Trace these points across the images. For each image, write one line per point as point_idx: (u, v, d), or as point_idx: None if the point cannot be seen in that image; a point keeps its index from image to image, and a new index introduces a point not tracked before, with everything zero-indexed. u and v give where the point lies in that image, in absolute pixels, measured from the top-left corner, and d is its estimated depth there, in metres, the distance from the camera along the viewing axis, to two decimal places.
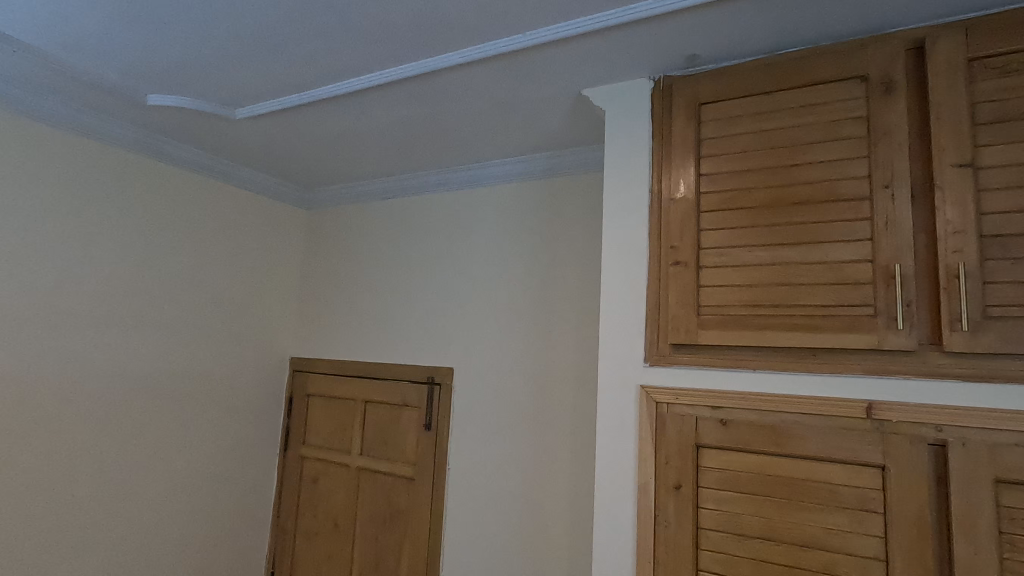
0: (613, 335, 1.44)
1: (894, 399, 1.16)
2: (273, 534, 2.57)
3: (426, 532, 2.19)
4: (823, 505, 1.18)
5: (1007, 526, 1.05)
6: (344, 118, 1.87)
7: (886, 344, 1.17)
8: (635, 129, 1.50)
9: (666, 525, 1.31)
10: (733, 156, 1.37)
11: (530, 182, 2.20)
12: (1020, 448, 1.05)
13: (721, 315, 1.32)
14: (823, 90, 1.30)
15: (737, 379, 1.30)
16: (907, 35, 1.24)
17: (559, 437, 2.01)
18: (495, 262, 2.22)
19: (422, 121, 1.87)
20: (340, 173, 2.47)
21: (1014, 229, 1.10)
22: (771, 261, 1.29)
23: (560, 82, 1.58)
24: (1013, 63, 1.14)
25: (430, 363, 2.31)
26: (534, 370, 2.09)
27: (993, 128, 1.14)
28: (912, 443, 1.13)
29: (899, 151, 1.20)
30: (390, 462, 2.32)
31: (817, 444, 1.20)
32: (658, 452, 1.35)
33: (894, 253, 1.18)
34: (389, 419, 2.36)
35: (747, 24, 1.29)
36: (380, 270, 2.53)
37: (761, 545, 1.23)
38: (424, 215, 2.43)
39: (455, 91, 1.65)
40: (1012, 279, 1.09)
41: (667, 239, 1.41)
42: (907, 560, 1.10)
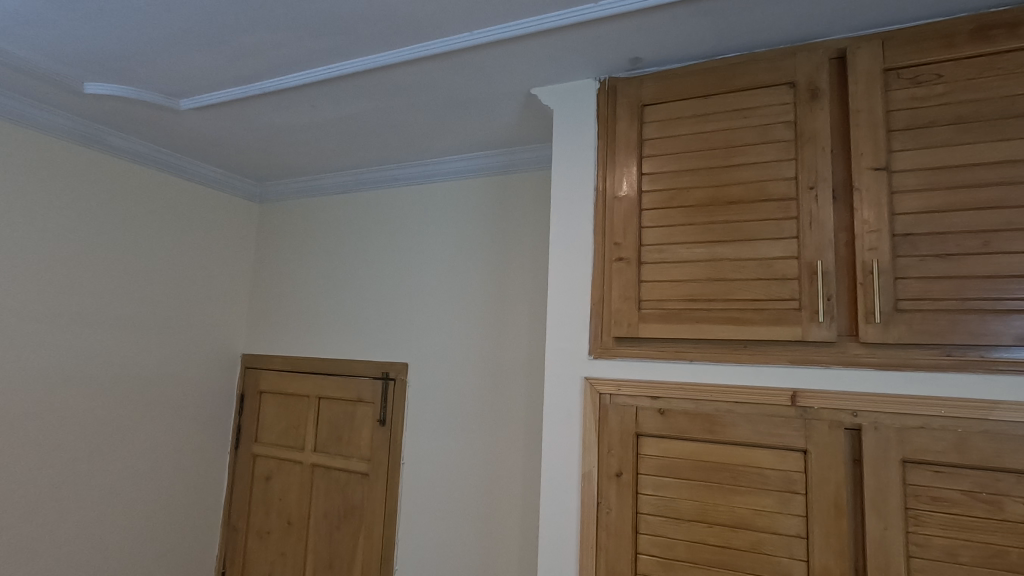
0: (559, 328, 1.49)
1: (816, 387, 1.23)
2: (225, 534, 2.54)
3: (381, 526, 2.20)
4: (752, 488, 1.25)
5: (913, 503, 1.13)
6: (294, 111, 1.86)
7: (809, 336, 1.24)
8: (581, 128, 1.55)
9: (608, 511, 1.37)
10: (673, 157, 1.43)
11: (484, 179, 2.22)
12: (925, 431, 1.14)
13: (662, 309, 1.38)
14: (755, 95, 1.37)
15: (675, 370, 1.36)
16: (832, 45, 1.32)
17: (512, 430, 2.04)
18: (450, 259, 2.24)
19: (375, 118, 1.89)
20: (295, 167, 2.45)
21: (923, 227, 1.18)
22: (707, 257, 1.36)
23: (509, 80, 1.62)
24: (924, 74, 1.22)
25: (384, 358, 2.32)
26: (487, 365, 2.12)
27: (906, 134, 1.22)
28: (832, 428, 1.21)
29: (823, 154, 1.28)
30: (344, 459, 2.32)
31: (746, 431, 1.27)
32: (602, 441, 1.40)
33: (818, 250, 1.25)
34: (345, 414, 2.36)
35: (685, 30, 1.35)
36: (335, 265, 2.51)
37: (695, 528, 1.29)
38: (379, 211, 2.43)
39: (404, 86, 1.66)
40: (921, 274, 1.17)
41: (610, 235, 1.46)
42: (824, 537, 1.18)
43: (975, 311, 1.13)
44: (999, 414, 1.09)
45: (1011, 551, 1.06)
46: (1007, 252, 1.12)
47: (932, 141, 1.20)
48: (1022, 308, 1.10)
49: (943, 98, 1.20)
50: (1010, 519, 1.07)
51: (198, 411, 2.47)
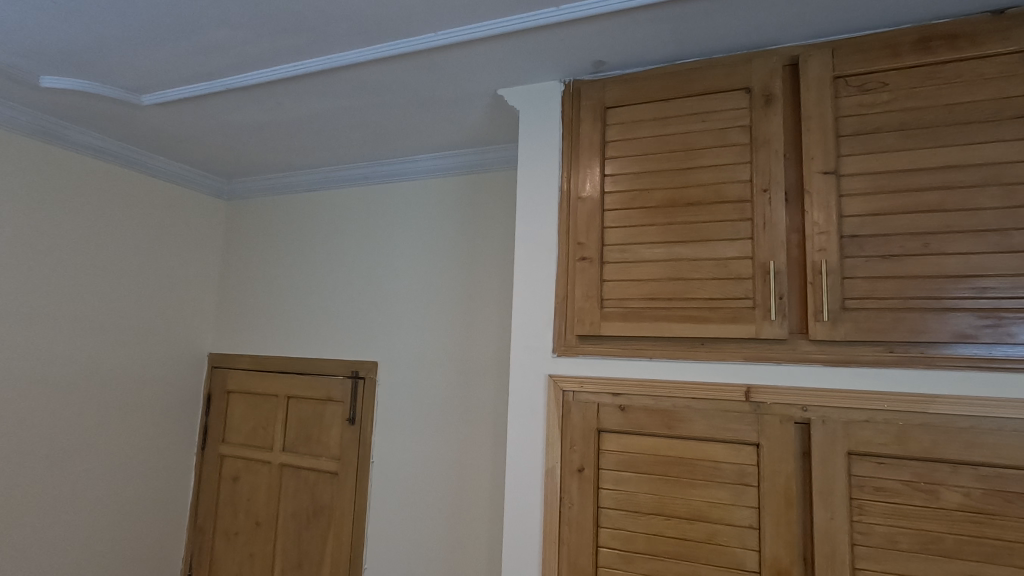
0: (523, 326, 1.51)
1: (768, 383, 1.28)
2: (191, 536, 2.50)
3: (350, 525, 2.20)
4: (708, 481, 1.29)
5: (857, 493, 1.18)
6: (259, 108, 1.85)
7: (762, 334, 1.28)
8: (546, 130, 1.57)
9: (570, 506, 1.40)
10: (635, 159, 1.46)
11: (454, 178, 2.23)
12: (870, 424, 1.19)
13: (623, 308, 1.42)
14: (713, 100, 1.41)
15: (635, 368, 1.39)
16: (785, 52, 1.36)
17: (480, 426, 2.06)
18: (420, 257, 2.25)
19: (343, 116, 1.88)
20: (263, 164, 2.42)
21: (868, 229, 1.24)
22: (667, 257, 1.39)
23: (475, 81, 1.63)
24: (871, 82, 1.28)
25: (354, 357, 2.31)
26: (456, 362, 2.13)
27: (853, 140, 1.27)
28: (782, 422, 1.25)
29: (776, 158, 1.32)
30: (313, 458, 2.30)
31: (702, 425, 1.31)
32: (565, 437, 1.43)
33: (770, 251, 1.30)
34: (313, 413, 2.35)
35: (645, 35, 1.38)
36: (304, 264, 2.49)
37: (654, 520, 1.32)
38: (349, 209, 2.42)
39: (370, 85, 1.66)
40: (866, 274, 1.23)
41: (574, 236, 1.49)
42: (774, 527, 1.22)
43: (915, 309, 1.18)
44: (937, 408, 1.14)
45: (947, 538, 1.12)
46: (945, 253, 1.18)
47: (878, 146, 1.25)
48: (959, 306, 1.15)
49: (888, 105, 1.26)
50: (946, 507, 1.12)
51: (163, 411, 2.43)
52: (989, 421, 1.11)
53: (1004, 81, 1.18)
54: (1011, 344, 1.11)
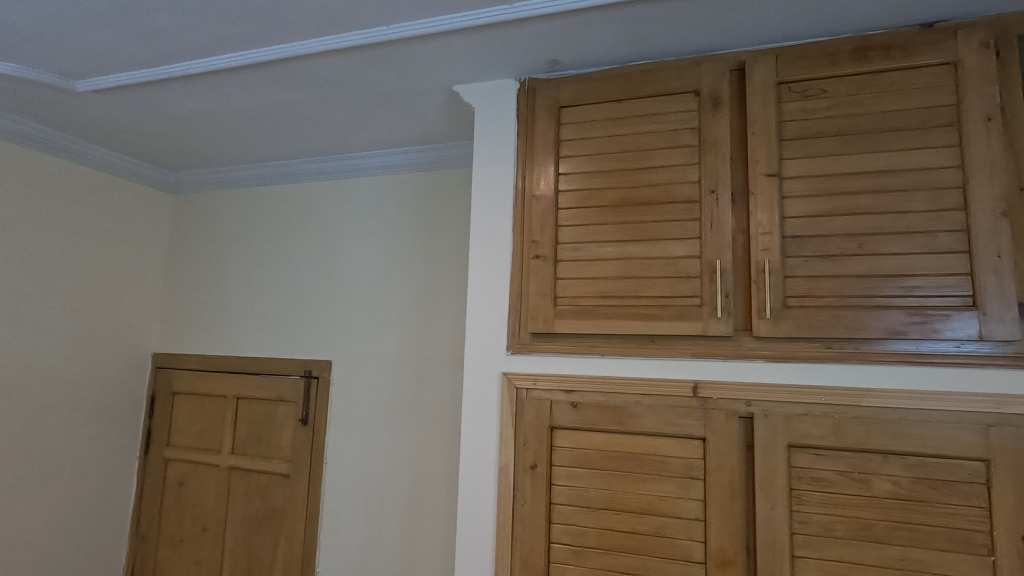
0: (478, 323, 1.51)
1: (715, 378, 1.31)
2: (134, 543, 2.39)
3: (302, 528, 2.15)
4: (657, 476, 1.32)
5: (797, 484, 1.23)
6: (204, 98, 1.78)
7: (709, 331, 1.32)
8: (501, 127, 1.57)
9: (523, 503, 1.40)
10: (588, 158, 1.48)
11: (411, 175, 2.21)
12: (808, 417, 1.24)
13: (576, 306, 1.43)
14: (663, 102, 1.43)
15: (588, 364, 1.41)
16: (733, 57, 1.40)
17: (436, 424, 2.05)
18: (376, 254, 2.22)
19: (295, 108, 1.83)
20: (212, 157, 2.33)
21: (809, 230, 1.28)
22: (619, 255, 1.41)
23: (430, 77, 1.61)
24: (812, 88, 1.33)
25: (306, 356, 2.26)
26: (411, 359, 2.11)
27: (796, 144, 1.32)
28: (727, 417, 1.29)
29: (724, 160, 1.36)
30: (263, 460, 2.24)
31: (651, 421, 1.33)
32: (518, 434, 1.43)
33: (717, 250, 1.33)
34: (264, 414, 2.28)
35: (598, 36, 1.39)
36: (256, 261, 2.42)
37: (605, 515, 1.34)
38: (302, 204, 2.36)
39: (322, 77, 1.63)
40: (806, 273, 1.27)
41: (528, 233, 1.49)
42: (720, 519, 1.26)
43: (851, 307, 1.23)
44: (870, 400, 1.20)
45: (878, 524, 1.17)
46: (879, 254, 1.23)
47: (818, 150, 1.30)
48: (890, 304, 1.21)
49: (827, 111, 1.31)
50: (877, 494, 1.18)
51: (102, 414, 2.31)
52: (916, 412, 1.17)
53: (933, 91, 1.25)
54: (937, 340, 1.18)
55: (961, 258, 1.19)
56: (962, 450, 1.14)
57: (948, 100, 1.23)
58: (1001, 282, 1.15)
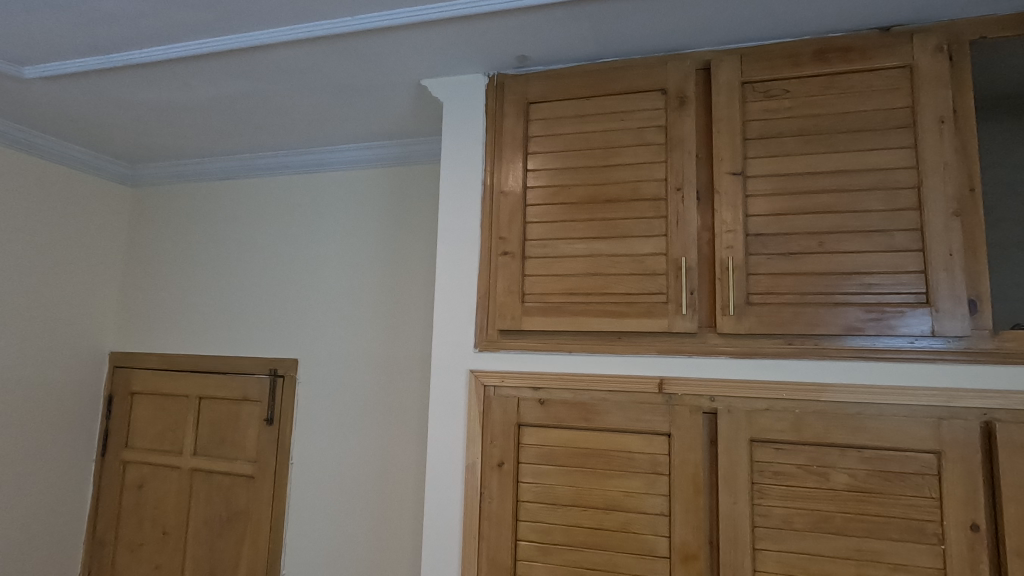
0: (445, 321, 1.49)
1: (680, 374, 1.32)
2: (90, 549, 2.31)
3: (267, 530, 2.10)
4: (622, 472, 1.32)
5: (758, 478, 1.25)
6: (162, 88, 1.72)
7: (674, 327, 1.33)
8: (470, 123, 1.56)
9: (489, 501, 1.39)
10: (556, 155, 1.48)
11: (380, 171, 2.17)
12: (770, 412, 1.26)
13: (543, 303, 1.43)
14: (632, 99, 1.44)
15: (556, 361, 1.41)
16: (699, 57, 1.42)
17: (405, 423, 2.03)
18: (343, 251, 2.18)
19: (258, 101, 1.79)
20: (172, 149, 2.26)
21: (772, 228, 1.30)
22: (586, 252, 1.42)
23: (397, 70, 1.59)
24: (775, 89, 1.35)
25: (271, 355, 2.21)
26: (379, 358, 2.09)
27: (759, 143, 1.34)
28: (692, 412, 1.30)
29: (689, 158, 1.37)
30: (226, 461, 2.18)
31: (618, 417, 1.34)
32: (485, 432, 1.42)
33: (683, 247, 1.34)
34: (227, 414, 2.22)
35: (566, 32, 1.39)
36: (218, 257, 2.35)
37: (571, 512, 1.34)
38: (267, 200, 2.31)
39: (285, 69, 1.58)
40: (769, 271, 1.29)
41: (496, 230, 1.49)
42: (684, 514, 1.27)
43: (811, 303, 1.26)
44: (829, 395, 1.23)
45: (835, 516, 1.20)
46: (838, 252, 1.26)
47: (781, 150, 1.32)
48: (849, 301, 1.24)
49: (790, 111, 1.33)
50: (835, 487, 1.21)
51: (55, 415, 2.22)
52: (873, 407, 1.20)
53: (889, 93, 1.28)
54: (892, 336, 1.21)
55: (915, 256, 1.22)
56: (916, 443, 1.17)
57: (904, 102, 1.26)
58: (952, 280, 1.19)
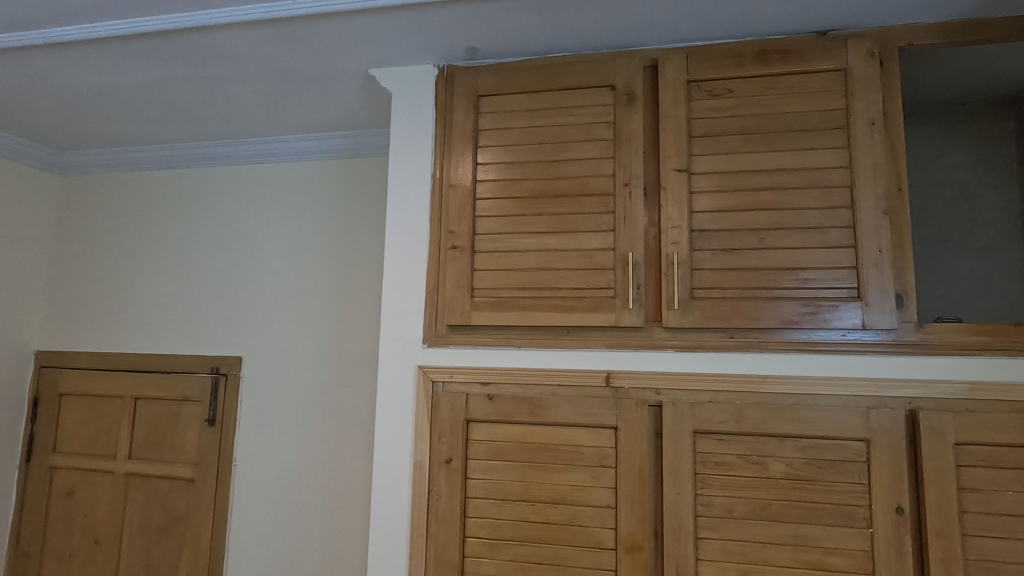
0: (394, 316, 1.46)
1: (627, 368, 1.34)
2: (13, 561, 2.16)
3: (208, 536, 2.02)
4: (571, 465, 1.33)
5: (701, 469, 1.27)
6: (89, 70, 1.62)
7: (622, 321, 1.34)
8: (419, 115, 1.53)
9: (437, 499, 1.37)
10: (506, 149, 1.46)
11: (328, 163, 2.11)
12: (713, 404, 1.28)
13: (493, 298, 1.41)
14: (581, 95, 1.44)
15: (505, 356, 1.40)
16: (647, 54, 1.43)
17: (355, 424, 1.98)
18: (290, 246, 2.11)
19: (195, 86, 1.71)
20: (104, 136, 2.13)
21: (715, 224, 1.33)
22: (536, 247, 1.41)
23: (345, 58, 1.54)
24: (719, 88, 1.38)
25: (213, 353, 2.12)
26: (327, 357, 2.03)
27: (704, 140, 1.37)
28: (638, 405, 1.31)
29: (637, 154, 1.38)
30: (164, 465, 2.07)
31: (566, 411, 1.34)
32: (434, 428, 1.40)
33: (630, 243, 1.36)
34: (165, 415, 2.11)
35: (515, 26, 1.38)
36: (156, 252, 2.24)
37: (520, 507, 1.34)
38: (209, 192, 2.21)
39: (226, 53, 1.52)
40: (712, 266, 1.32)
41: (445, 224, 1.46)
42: (630, 505, 1.29)
43: (752, 298, 1.29)
44: (768, 387, 1.26)
45: (773, 503, 1.24)
46: (777, 247, 1.30)
47: (725, 148, 1.35)
48: (787, 296, 1.28)
49: (732, 110, 1.36)
50: (772, 476, 1.24)
51: None
52: (809, 397, 1.25)
53: (826, 95, 1.32)
54: (826, 329, 1.26)
55: (848, 252, 1.27)
56: (848, 432, 1.22)
57: (839, 104, 1.31)
58: (881, 275, 1.24)
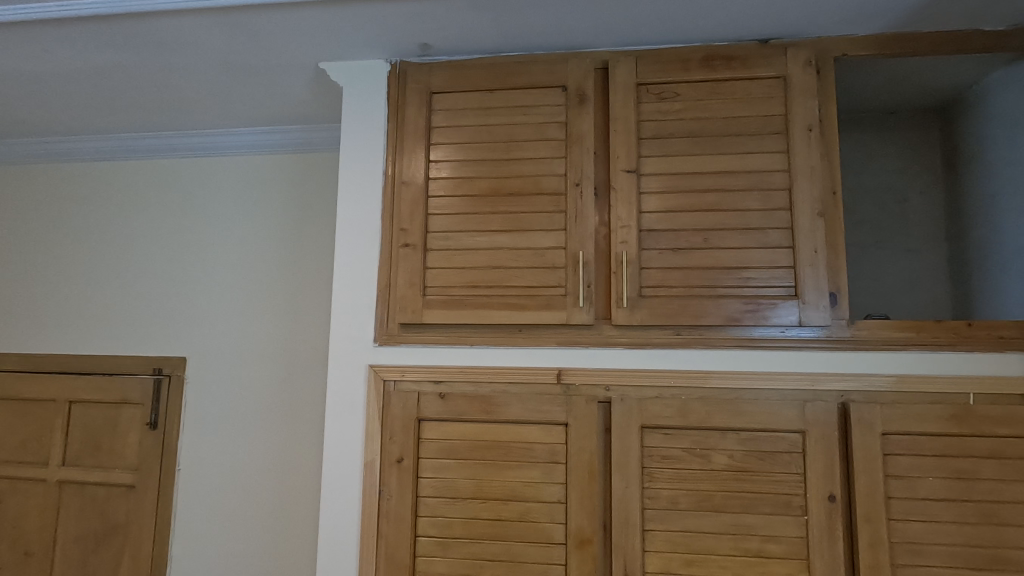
0: (345, 316, 1.44)
1: (577, 365, 1.36)
2: None
3: (150, 544, 1.94)
4: (522, 462, 1.34)
5: (648, 462, 1.31)
6: (14, 54, 1.52)
7: (572, 319, 1.36)
8: (371, 110, 1.51)
9: (388, 499, 1.36)
10: (459, 146, 1.46)
11: (277, 157, 2.06)
12: (660, 400, 1.32)
13: (445, 296, 1.41)
14: (534, 95, 1.45)
15: (457, 354, 1.40)
16: (598, 56, 1.45)
17: (305, 425, 1.94)
18: (238, 243, 2.04)
19: (133, 74, 1.63)
20: (34, 125, 2.01)
21: (663, 224, 1.37)
22: (489, 245, 1.42)
23: (294, 51, 1.51)
24: (667, 91, 1.41)
25: (155, 353, 2.03)
26: (277, 357, 1.98)
27: (652, 142, 1.40)
28: (588, 402, 1.34)
29: (587, 155, 1.40)
30: (102, 471, 1.98)
31: (517, 409, 1.35)
32: (385, 428, 1.39)
33: (581, 241, 1.38)
34: (103, 419, 2.01)
35: (467, 23, 1.38)
36: (93, 248, 2.13)
37: (471, 504, 1.34)
38: (150, 185, 2.12)
39: (167, 41, 1.46)
40: (660, 265, 1.36)
41: (397, 221, 1.45)
42: (579, 500, 1.31)
43: (697, 296, 1.33)
44: (712, 382, 1.31)
45: (716, 494, 1.28)
46: (721, 247, 1.34)
47: (673, 150, 1.39)
48: (729, 294, 1.32)
49: (679, 113, 1.40)
50: (715, 467, 1.29)
51: None
52: (750, 392, 1.30)
53: (767, 101, 1.38)
54: (766, 326, 1.31)
55: (786, 252, 1.32)
56: (786, 424, 1.27)
57: (779, 110, 1.37)
58: (817, 274, 1.30)
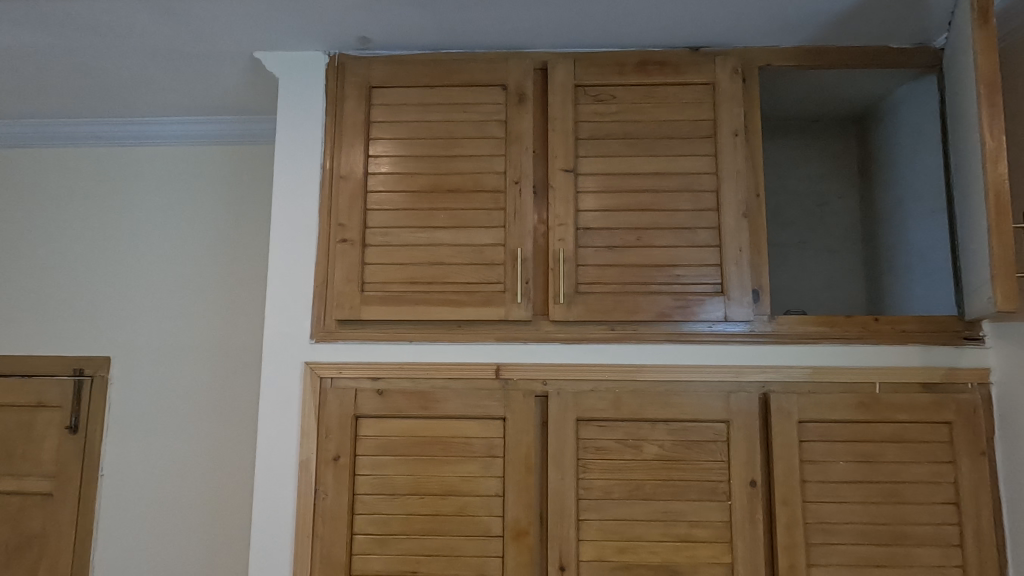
0: (280, 312, 1.41)
1: (515, 360, 1.38)
2: None
3: (69, 555, 1.83)
4: (460, 457, 1.35)
5: (583, 454, 1.34)
6: None
7: (511, 315, 1.38)
8: (308, 103, 1.48)
9: (324, 498, 1.34)
10: (399, 142, 1.45)
11: (210, 149, 1.99)
12: (594, 393, 1.36)
13: (383, 292, 1.40)
14: (474, 93, 1.46)
15: (396, 350, 1.39)
16: (537, 57, 1.48)
17: (238, 425, 1.88)
18: (167, 237, 1.96)
19: (49, 55, 1.53)
20: None
21: (598, 222, 1.41)
22: (428, 241, 1.42)
23: (226, 39, 1.46)
24: (604, 94, 1.45)
25: (76, 352, 1.92)
26: (210, 356, 1.91)
27: (589, 142, 1.44)
28: (525, 396, 1.36)
29: (526, 153, 1.43)
30: (15, 479, 1.85)
31: (456, 404, 1.36)
32: (321, 426, 1.36)
33: (520, 238, 1.40)
34: (16, 424, 1.88)
35: (407, 18, 1.37)
36: (5, 240, 1.99)
37: (409, 501, 1.34)
38: (70, 175, 2.00)
39: (85, 22, 1.38)
40: (595, 262, 1.40)
41: (334, 216, 1.43)
42: (516, 492, 1.33)
43: (630, 292, 1.38)
44: (644, 375, 1.36)
45: (646, 483, 1.33)
46: (653, 245, 1.40)
47: (608, 150, 1.43)
48: (660, 290, 1.38)
49: (615, 116, 1.44)
50: (647, 457, 1.34)
51: None
52: (679, 384, 1.35)
53: (696, 106, 1.44)
54: (695, 321, 1.37)
55: (713, 251, 1.39)
56: (712, 414, 1.34)
57: (708, 115, 1.43)
58: (741, 272, 1.37)
